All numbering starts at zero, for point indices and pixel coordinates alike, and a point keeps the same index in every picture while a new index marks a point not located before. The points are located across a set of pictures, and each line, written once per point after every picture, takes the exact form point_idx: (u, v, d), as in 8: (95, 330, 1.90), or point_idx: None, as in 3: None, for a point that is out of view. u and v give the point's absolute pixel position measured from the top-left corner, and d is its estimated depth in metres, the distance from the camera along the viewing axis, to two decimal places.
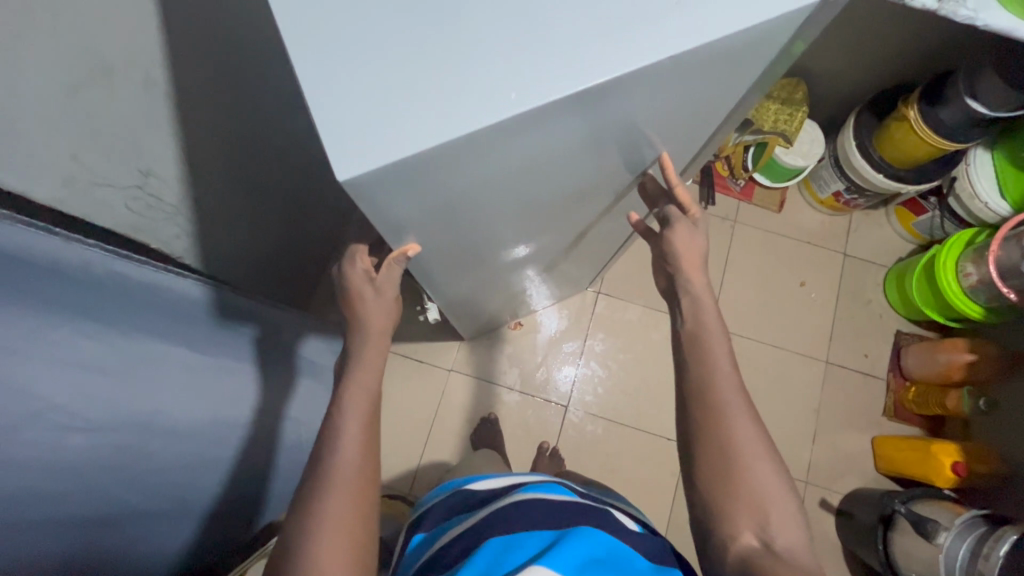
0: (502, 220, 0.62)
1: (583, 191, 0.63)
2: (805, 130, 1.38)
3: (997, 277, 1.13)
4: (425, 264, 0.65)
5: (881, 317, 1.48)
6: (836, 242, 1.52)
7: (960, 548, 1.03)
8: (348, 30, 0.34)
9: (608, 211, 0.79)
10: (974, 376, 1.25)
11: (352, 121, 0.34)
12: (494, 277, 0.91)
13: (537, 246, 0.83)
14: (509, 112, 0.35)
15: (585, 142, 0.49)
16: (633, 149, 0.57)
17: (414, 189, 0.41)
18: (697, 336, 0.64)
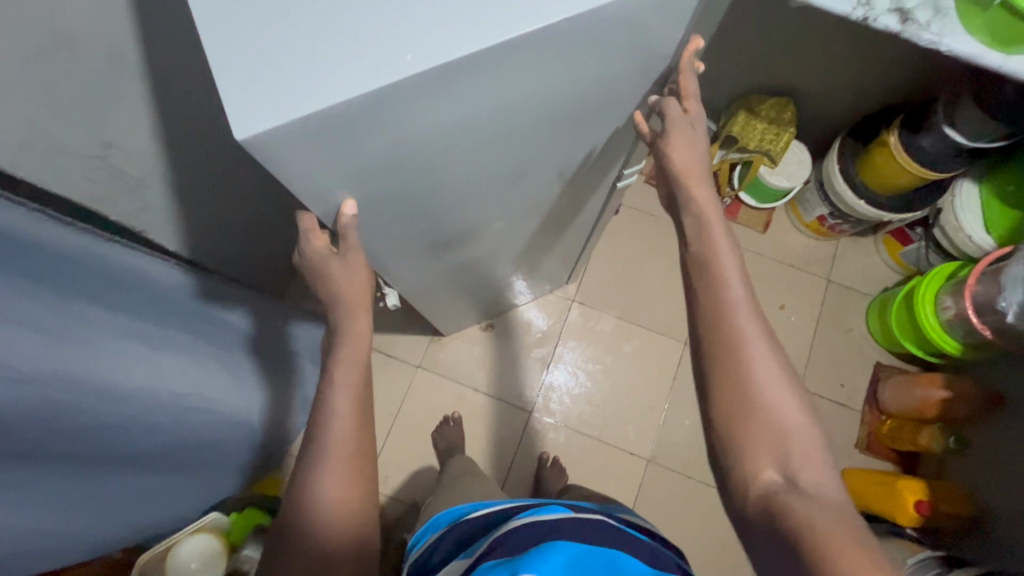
0: (441, 196, 0.64)
1: (512, 172, 0.66)
2: (792, 151, 1.36)
3: (973, 313, 1.10)
4: (377, 242, 0.70)
5: (861, 347, 1.44)
6: (820, 267, 1.49)
7: None
8: (253, 22, 0.42)
9: (556, 196, 0.80)
10: (947, 414, 1.22)
11: (254, 95, 0.41)
12: (454, 264, 0.93)
13: (484, 236, 0.85)
14: (401, 75, 0.42)
15: (509, 117, 0.54)
16: (557, 124, 0.60)
17: (331, 151, 0.47)
18: (702, 262, 0.61)
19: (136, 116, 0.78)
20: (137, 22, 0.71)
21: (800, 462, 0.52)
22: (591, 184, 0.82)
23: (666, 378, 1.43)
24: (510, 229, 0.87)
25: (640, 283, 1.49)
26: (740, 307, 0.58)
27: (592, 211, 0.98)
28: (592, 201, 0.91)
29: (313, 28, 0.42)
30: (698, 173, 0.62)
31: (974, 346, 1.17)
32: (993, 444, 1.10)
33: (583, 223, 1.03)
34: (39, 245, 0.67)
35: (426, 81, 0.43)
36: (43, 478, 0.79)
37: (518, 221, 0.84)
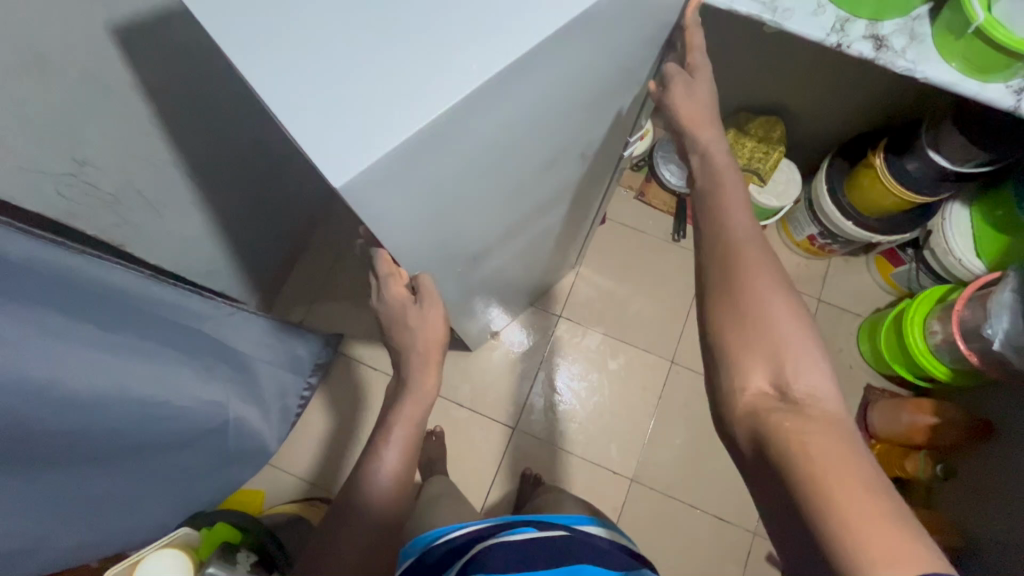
0: (481, 214, 0.60)
1: (549, 161, 0.61)
2: (780, 170, 1.35)
3: (960, 339, 1.08)
4: (423, 271, 0.65)
5: (851, 368, 1.41)
6: (810, 286, 1.47)
7: None
8: (296, 54, 0.37)
9: (560, 200, 0.78)
10: (935, 441, 1.19)
11: (332, 137, 0.36)
12: (482, 280, 0.89)
13: (498, 252, 0.80)
14: (470, 85, 0.38)
15: (557, 108, 0.51)
16: (579, 117, 0.57)
17: (403, 183, 0.43)
18: (710, 195, 0.61)
19: (113, 133, 0.79)
20: (120, 45, 0.72)
21: (795, 370, 0.52)
22: (599, 169, 0.80)
23: (652, 397, 1.42)
24: (516, 242, 0.83)
25: (629, 300, 1.48)
26: (744, 227, 0.59)
27: (593, 198, 0.96)
28: (594, 187, 0.88)
29: (364, 53, 0.37)
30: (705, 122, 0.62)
31: (958, 372, 1.15)
32: (987, 473, 1.08)
33: (579, 217, 1.01)
34: (46, 270, 0.67)
35: (500, 79, 0.40)
36: (33, 500, 0.78)
37: (532, 228, 0.82)
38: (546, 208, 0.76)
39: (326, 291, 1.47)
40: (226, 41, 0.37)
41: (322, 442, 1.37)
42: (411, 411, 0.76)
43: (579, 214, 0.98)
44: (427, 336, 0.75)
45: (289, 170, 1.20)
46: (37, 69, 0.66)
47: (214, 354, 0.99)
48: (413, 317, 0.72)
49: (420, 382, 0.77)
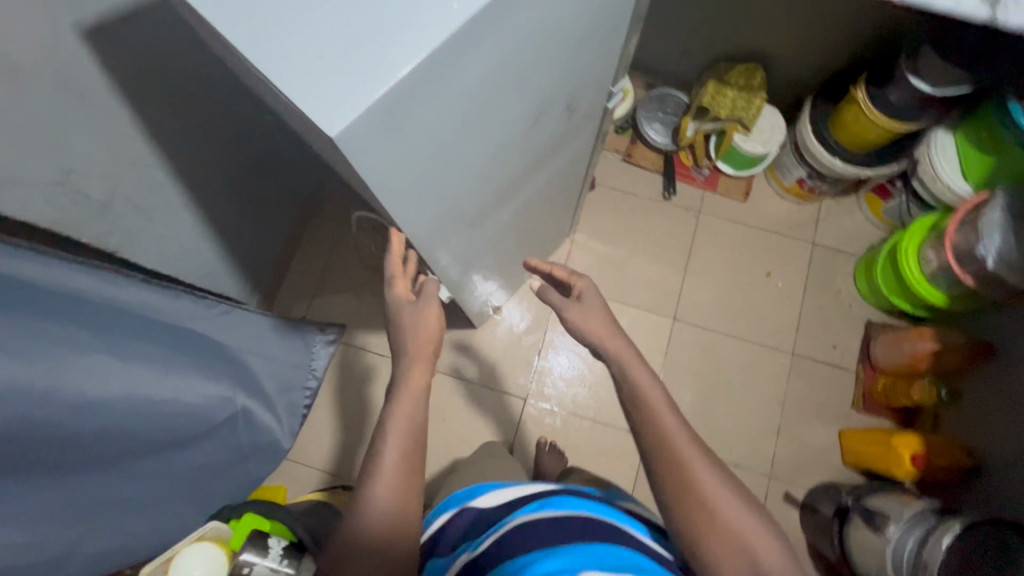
0: (473, 174, 0.60)
1: (533, 117, 0.61)
2: (765, 117, 1.35)
3: (954, 263, 1.09)
4: (425, 241, 0.66)
5: (850, 307, 1.43)
6: (803, 230, 1.48)
7: (907, 540, 1.00)
8: (283, 17, 0.37)
9: (551, 158, 0.78)
10: (937, 366, 1.20)
11: (319, 86, 0.37)
12: (484, 248, 0.90)
13: (495, 218, 0.81)
14: (451, 25, 0.38)
15: (537, 54, 0.51)
16: (561, 65, 0.57)
17: (395, 136, 0.43)
18: (624, 368, 0.73)
19: (94, 138, 0.78)
20: (92, 47, 0.71)
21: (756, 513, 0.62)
22: (587, 123, 0.80)
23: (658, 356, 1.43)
24: (510, 207, 0.83)
25: (624, 263, 1.49)
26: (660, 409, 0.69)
27: (584, 156, 0.96)
28: (584, 143, 0.88)
29: (348, 8, 0.38)
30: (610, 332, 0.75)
31: (956, 297, 1.17)
32: (994, 393, 1.10)
33: (571, 178, 1.01)
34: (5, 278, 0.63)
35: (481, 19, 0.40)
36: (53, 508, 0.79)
37: (527, 189, 0.82)
38: (537, 168, 0.76)
39: (324, 284, 1.48)
40: (216, 11, 0.38)
41: (336, 432, 1.38)
42: (406, 409, 0.73)
43: (570, 177, 0.97)
44: (418, 334, 0.76)
45: (275, 165, 1.20)
46: (8, 76, 0.65)
47: (211, 353, 0.95)
48: (408, 316, 0.76)
49: (409, 376, 0.75)
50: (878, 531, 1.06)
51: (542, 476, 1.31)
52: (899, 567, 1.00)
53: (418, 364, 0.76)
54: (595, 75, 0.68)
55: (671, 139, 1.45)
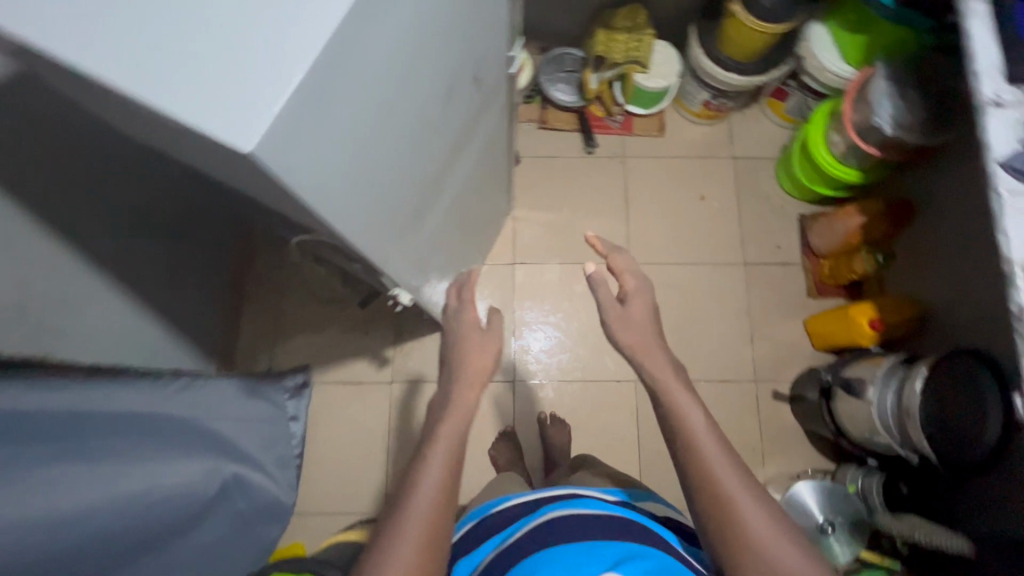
0: (402, 166, 0.60)
1: (444, 96, 0.61)
2: (658, 52, 1.41)
3: (859, 139, 1.17)
4: (379, 251, 0.64)
5: (782, 206, 1.51)
6: (722, 147, 1.55)
7: (887, 396, 1.08)
8: (162, 50, 0.36)
9: (472, 136, 0.79)
10: (869, 237, 1.31)
11: (222, 105, 0.36)
12: (433, 243, 0.89)
13: (435, 209, 0.80)
14: (336, 11, 0.38)
15: (430, 29, 0.51)
16: (455, 35, 0.57)
17: (316, 138, 0.42)
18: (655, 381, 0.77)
19: None
20: None
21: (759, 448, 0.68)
22: (497, 93, 0.81)
23: None
24: (446, 195, 0.82)
25: (569, 224, 1.51)
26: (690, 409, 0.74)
27: (503, 129, 0.96)
28: (499, 115, 0.88)
29: (236, 28, 0.38)
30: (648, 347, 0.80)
31: (867, 170, 1.26)
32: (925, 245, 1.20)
33: (497, 153, 1.01)
34: None
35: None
36: None
37: (458, 173, 0.82)
38: (462, 147, 0.76)
39: (282, 327, 1.43)
40: (90, 60, 0.36)
41: (338, 469, 1.35)
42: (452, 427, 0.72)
43: (495, 151, 0.98)
44: (473, 361, 0.79)
45: (191, 219, 1.13)
46: None
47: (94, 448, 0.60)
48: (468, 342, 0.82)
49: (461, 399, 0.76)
50: (860, 396, 1.13)
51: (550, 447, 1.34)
52: (887, 421, 1.08)
53: (468, 388, 0.77)
54: (490, 41, 0.68)
55: (578, 95, 1.48)
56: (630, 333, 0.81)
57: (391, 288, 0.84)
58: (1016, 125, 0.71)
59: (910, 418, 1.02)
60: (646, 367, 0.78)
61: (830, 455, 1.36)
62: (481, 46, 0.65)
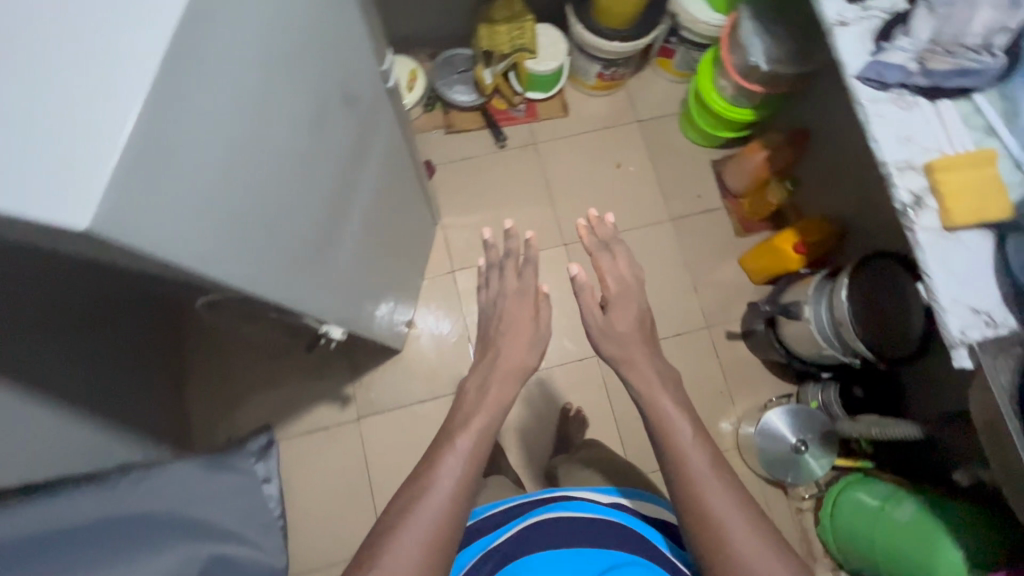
0: (286, 202, 0.58)
1: (313, 123, 0.60)
2: (543, 36, 1.43)
3: (743, 80, 1.23)
4: (285, 291, 0.62)
5: (694, 157, 1.57)
6: (626, 114, 1.59)
7: (821, 312, 1.14)
8: None
9: (363, 156, 0.77)
10: (775, 168, 1.38)
11: (48, 186, 0.34)
12: (355, 270, 0.87)
13: (345, 237, 0.79)
14: (147, 64, 0.36)
15: (271, 61, 0.50)
16: (305, 60, 0.56)
17: (170, 197, 0.40)
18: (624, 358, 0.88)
19: None
20: None
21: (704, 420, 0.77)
22: (382, 110, 0.80)
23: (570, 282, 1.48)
24: (354, 220, 0.81)
25: (499, 219, 1.52)
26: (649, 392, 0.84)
27: (403, 143, 0.96)
28: (392, 130, 0.87)
29: (26, 92, 0.36)
30: (635, 360, 0.88)
31: (759, 106, 1.32)
32: (835, 162, 1.27)
33: (403, 168, 1.00)
34: None
35: (178, 37, 0.38)
36: None
37: (359, 196, 0.80)
38: (354, 169, 0.75)
39: (233, 391, 1.37)
40: None
41: (325, 519, 1.32)
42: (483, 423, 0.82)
43: (399, 165, 0.97)
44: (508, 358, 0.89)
45: (102, 302, 1.07)
46: None
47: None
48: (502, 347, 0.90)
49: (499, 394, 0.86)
50: (799, 317, 1.19)
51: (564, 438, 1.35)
52: (827, 335, 1.14)
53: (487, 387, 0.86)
54: (354, 59, 0.67)
55: (477, 92, 1.50)
56: (610, 341, 0.90)
57: (321, 325, 0.81)
58: (865, 39, 0.76)
59: (844, 327, 1.08)
60: (630, 380, 0.87)
61: (790, 379, 1.42)
62: (342, 65, 0.64)
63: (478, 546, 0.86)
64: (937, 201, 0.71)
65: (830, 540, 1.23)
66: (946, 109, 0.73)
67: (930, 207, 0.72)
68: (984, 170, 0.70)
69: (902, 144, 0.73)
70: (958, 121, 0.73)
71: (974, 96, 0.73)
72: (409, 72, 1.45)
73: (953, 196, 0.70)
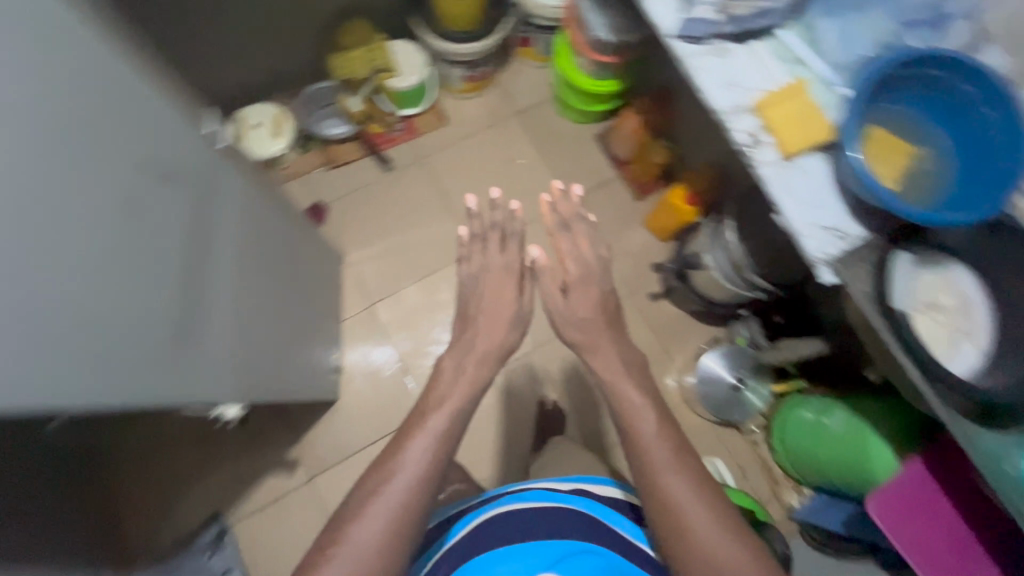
0: (100, 300, 0.55)
1: (117, 211, 0.57)
2: (399, 52, 1.44)
3: (598, 55, 1.26)
4: (124, 387, 0.58)
5: (579, 136, 1.59)
6: (504, 109, 1.60)
7: (717, 257, 1.20)
8: None
9: (211, 225, 0.74)
10: (652, 130, 1.42)
11: None
12: (241, 338, 0.83)
13: (212, 312, 0.75)
14: None
15: (32, 164, 0.47)
16: (86, 153, 0.52)
17: None
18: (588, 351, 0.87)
19: None
20: None
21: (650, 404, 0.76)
22: (222, 171, 0.77)
23: None
24: (222, 291, 0.77)
25: (405, 242, 1.50)
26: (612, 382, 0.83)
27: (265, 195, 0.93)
28: (245, 189, 0.85)
29: None
30: (589, 344, 0.88)
31: (621, 75, 1.35)
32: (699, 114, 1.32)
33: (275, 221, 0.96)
34: None
35: None
36: None
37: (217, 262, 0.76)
38: (201, 243, 0.72)
39: (170, 487, 1.30)
40: None
41: None
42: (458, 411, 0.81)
43: (269, 219, 0.94)
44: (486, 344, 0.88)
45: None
46: None
47: None
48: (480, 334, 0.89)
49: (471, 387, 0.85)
50: (701, 266, 1.25)
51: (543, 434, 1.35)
52: (728, 277, 1.20)
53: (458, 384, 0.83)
54: (167, 131, 0.64)
55: (349, 122, 1.47)
56: (572, 326, 0.90)
57: (215, 409, 0.79)
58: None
59: (741, 268, 1.15)
60: (591, 363, 0.88)
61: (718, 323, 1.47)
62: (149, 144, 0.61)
63: (463, 524, 0.88)
64: (771, 136, 0.75)
65: (789, 466, 1.29)
66: (758, 49, 0.78)
67: (766, 143, 0.76)
68: (802, 98, 0.75)
69: (727, 91, 0.77)
70: (770, 58, 0.78)
71: (777, 33, 0.78)
72: (273, 119, 1.43)
73: (782, 129, 0.74)
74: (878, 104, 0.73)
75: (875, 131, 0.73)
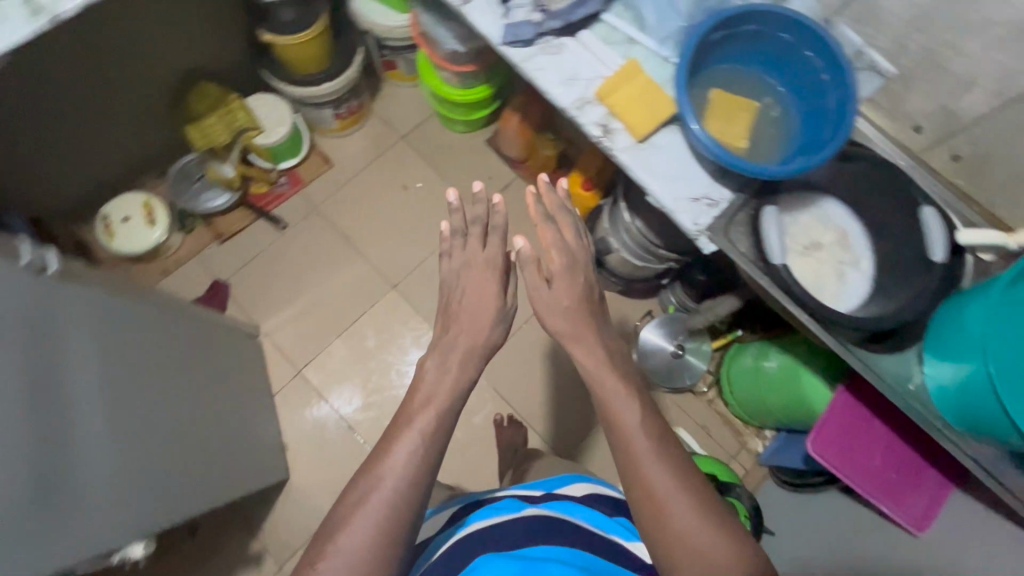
0: None
1: None
2: (259, 107, 1.36)
3: (457, 66, 1.23)
4: None
5: (470, 145, 1.56)
6: (387, 137, 1.55)
7: (621, 239, 1.21)
8: None
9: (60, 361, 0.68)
10: (534, 125, 1.39)
11: None
12: (133, 468, 0.77)
13: (85, 454, 0.69)
14: None
15: None
16: None
17: None
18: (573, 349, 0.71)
19: None
20: None
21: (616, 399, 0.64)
22: (60, 302, 0.69)
23: (418, 318, 1.44)
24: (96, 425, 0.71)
25: (319, 298, 1.44)
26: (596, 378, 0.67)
27: (139, 303, 0.86)
28: (105, 306, 0.78)
29: None
30: (579, 335, 0.72)
31: (489, 78, 1.32)
32: None
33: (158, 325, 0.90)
34: None
35: None
36: None
37: (85, 400, 0.70)
38: (52, 387, 0.66)
39: None
40: None
41: None
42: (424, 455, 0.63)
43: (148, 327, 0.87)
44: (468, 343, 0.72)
45: None
46: None
47: None
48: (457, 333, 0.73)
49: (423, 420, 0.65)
50: (609, 251, 1.25)
51: (509, 450, 1.29)
52: (637, 254, 1.21)
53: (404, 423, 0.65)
54: None
55: (227, 190, 1.40)
56: (559, 316, 0.73)
57: (117, 554, 0.75)
58: (491, 6, 0.77)
59: (647, 245, 1.16)
60: (574, 357, 0.71)
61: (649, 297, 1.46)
62: None
63: (442, 534, 0.75)
64: (620, 122, 0.74)
65: (742, 413, 1.33)
66: (587, 38, 0.77)
67: (618, 129, 0.75)
68: (639, 78, 0.74)
69: (569, 86, 0.76)
70: (603, 44, 0.76)
71: (604, 18, 0.77)
72: (142, 208, 1.31)
73: (628, 113, 0.74)
74: (708, 72, 0.75)
75: (714, 97, 0.74)
